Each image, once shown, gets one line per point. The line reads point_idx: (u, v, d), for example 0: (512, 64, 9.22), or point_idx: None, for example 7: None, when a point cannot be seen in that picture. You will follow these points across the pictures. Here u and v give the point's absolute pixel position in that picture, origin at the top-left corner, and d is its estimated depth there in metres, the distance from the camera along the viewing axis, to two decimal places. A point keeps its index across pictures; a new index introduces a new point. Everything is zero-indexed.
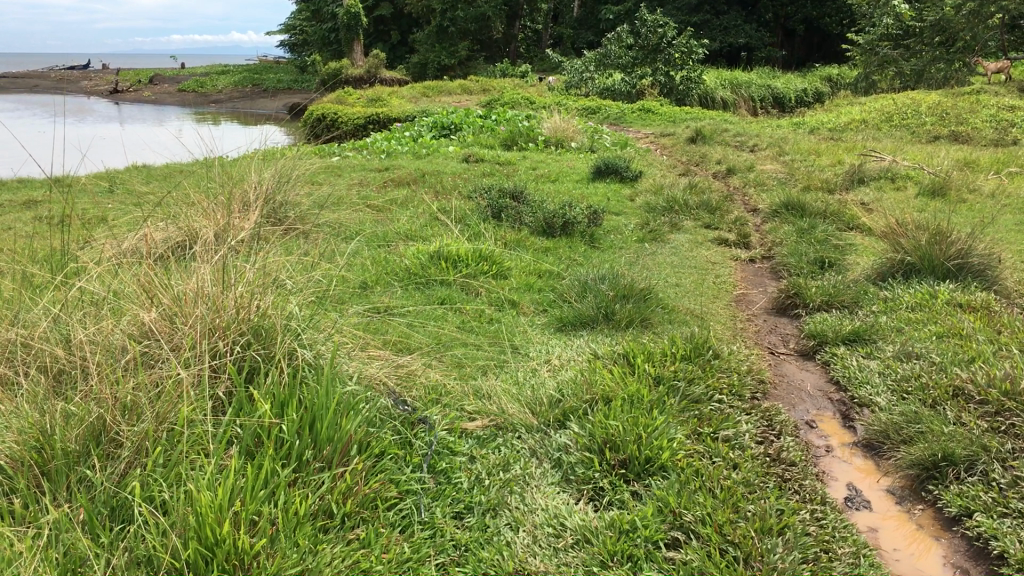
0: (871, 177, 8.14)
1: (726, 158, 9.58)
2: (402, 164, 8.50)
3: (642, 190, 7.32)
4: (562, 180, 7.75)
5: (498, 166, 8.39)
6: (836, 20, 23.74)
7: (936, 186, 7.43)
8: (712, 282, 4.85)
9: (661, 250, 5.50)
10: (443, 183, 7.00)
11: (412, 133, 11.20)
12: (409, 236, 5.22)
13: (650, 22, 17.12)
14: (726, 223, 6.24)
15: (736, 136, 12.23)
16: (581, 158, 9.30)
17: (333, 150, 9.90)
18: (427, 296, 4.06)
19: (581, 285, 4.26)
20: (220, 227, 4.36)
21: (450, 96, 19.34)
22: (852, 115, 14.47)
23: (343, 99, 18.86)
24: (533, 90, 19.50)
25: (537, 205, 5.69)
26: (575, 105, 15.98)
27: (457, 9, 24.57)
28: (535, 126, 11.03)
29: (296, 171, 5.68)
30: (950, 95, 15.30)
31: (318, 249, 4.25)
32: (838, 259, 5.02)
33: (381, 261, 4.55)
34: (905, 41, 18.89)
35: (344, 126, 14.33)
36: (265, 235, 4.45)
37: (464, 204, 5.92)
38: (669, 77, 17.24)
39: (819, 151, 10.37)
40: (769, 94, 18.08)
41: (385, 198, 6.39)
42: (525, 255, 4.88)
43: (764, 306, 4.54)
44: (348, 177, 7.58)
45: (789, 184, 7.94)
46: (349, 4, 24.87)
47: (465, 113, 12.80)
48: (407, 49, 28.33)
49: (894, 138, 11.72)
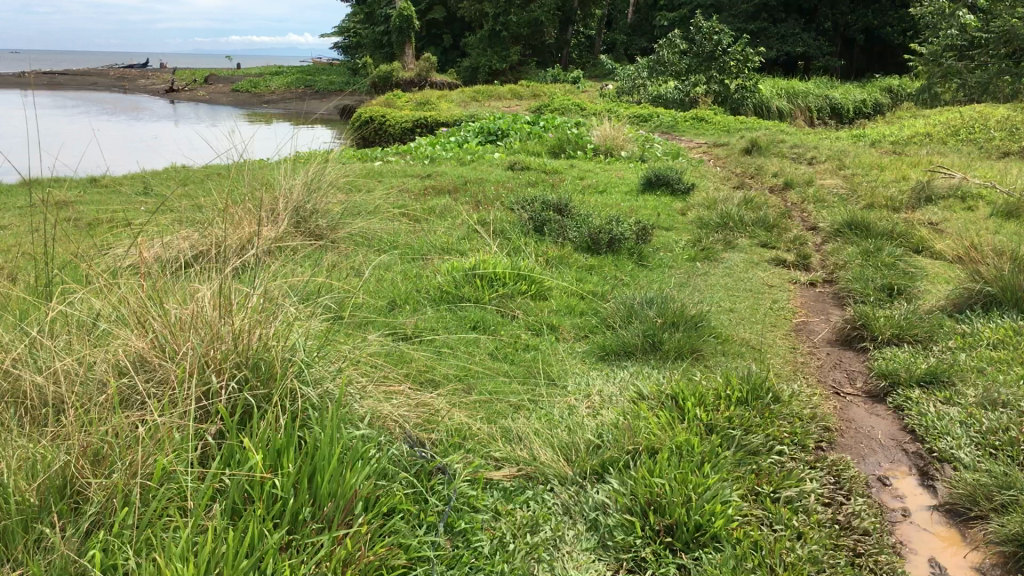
0: (939, 195, 7.67)
1: (784, 172, 9.16)
2: (445, 171, 8.25)
3: (694, 204, 6.96)
4: (610, 191, 7.41)
5: (544, 175, 8.08)
6: (897, 30, 23.03)
7: (1011, 208, 6.96)
8: (768, 308, 4.48)
9: (714, 270, 5.15)
10: (485, 193, 6.72)
11: (458, 138, 10.95)
12: (445, 249, 4.94)
13: (705, 29, 16.69)
14: (784, 242, 5.85)
15: (793, 147, 11.79)
16: (631, 167, 8.97)
17: (376, 155, 9.67)
18: (458, 318, 3.76)
19: (626, 310, 3.94)
20: (241, 240, 4.14)
21: (499, 102, 19.06)
22: (916, 127, 13.93)
23: (393, 101, 18.71)
24: (584, 97, 19.17)
25: (581, 218, 5.37)
26: (627, 112, 15.63)
27: (510, 13, 24.30)
28: (584, 133, 10.71)
29: (329, 177, 5.43)
30: (1020, 109, 14.66)
31: (344, 269, 3.98)
32: (908, 286, 4.62)
33: (412, 278, 4.27)
34: (970, 53, 18.24)
35: (391, 130, 14.14)
36: (289, 250, 4.21)
37: (505, 215, 5.61)
38: (723, 85, 16.79)
39: (881, 165, 9.90)
40: (826, 104, 17.55)
41: (423, 207, 6.11)
42: (567, 274, 4.55)
43: (827, 336, 4.16)
44: (387, 184, 7.33)
45: (852, 201, 7.51)
46: (401, 7, 24.74)
47: (513, 118, 12.53)
48: (459, 53, 28.18)
49: (960, 153, 11.20)
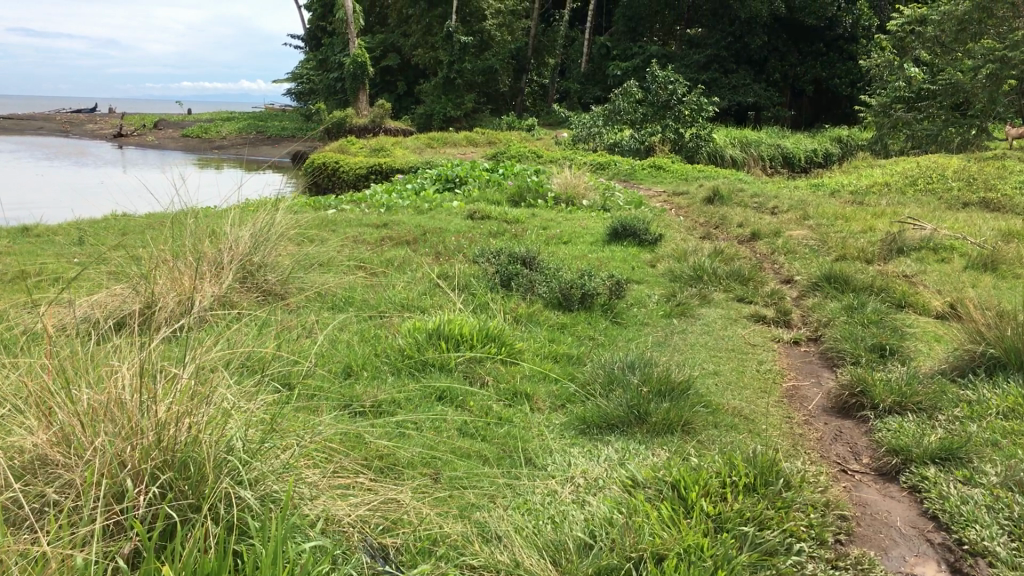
0: (911, 247, 7.48)
1: (749, 221, 8.94)
2: (402, 220, 7.90)
3: (664, 256, 6.67)
4: (575, 242, 7.10)
5: (506, 225, 7.76)
6: (845, 82, 23.37)
7: (985, 261, 6.80)
8: (755, 371, 4.16)
9: (692, 328, 4.84)
10: (445, 244, 6.37)
11: (415, 185, 10.60)
12: (406, 307, 4.56)
13: (660, 78, 16.64)
14: (762, 296, 5.57)
15: (754, 196, 11.63)
16: (593, 217, 8.69)
17: (329, 203, 9.27)
18: (422, 388, 3.38)
19: (606, 376, 3.60)
20: (177, 303, 3.82)
21: (454, 148, 18.82)
22: (873, 177, 13.91)
23: (346, 148, 18.38)
24: (540, 144, 18.97)
25: (551, 271, 5.03)
26: (585, 159, 15.43)
27: (465, 61, 24.17)
28: (545, 181, 10.43)
29: (279, 226, 5.05)
30: (972, 160, 14.78)
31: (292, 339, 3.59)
32: (901, 346, 4.34)
33: (369, 341, 3.88)
34: (919, 105, 18.46)
35: (344, 177, 13.78)
36: (230, 316, 3.88)
37: (468, 268, 5.27)
38: (678, 133, 16.69)
39: (846, 216, 9.73)
40: (778, 153, 17.59)
41: (381, 259, 5.74)
42: (538, 334, 4.20)
43: (822, 404, 3.84)
44: (341, 234, 6.94)
45: (822, 252, 7.30)
46: (355, 54, 24.51)
47: (470, 165, 12.21)
48: (413, 100, 27.99)
49: (920, 203, 11.11)
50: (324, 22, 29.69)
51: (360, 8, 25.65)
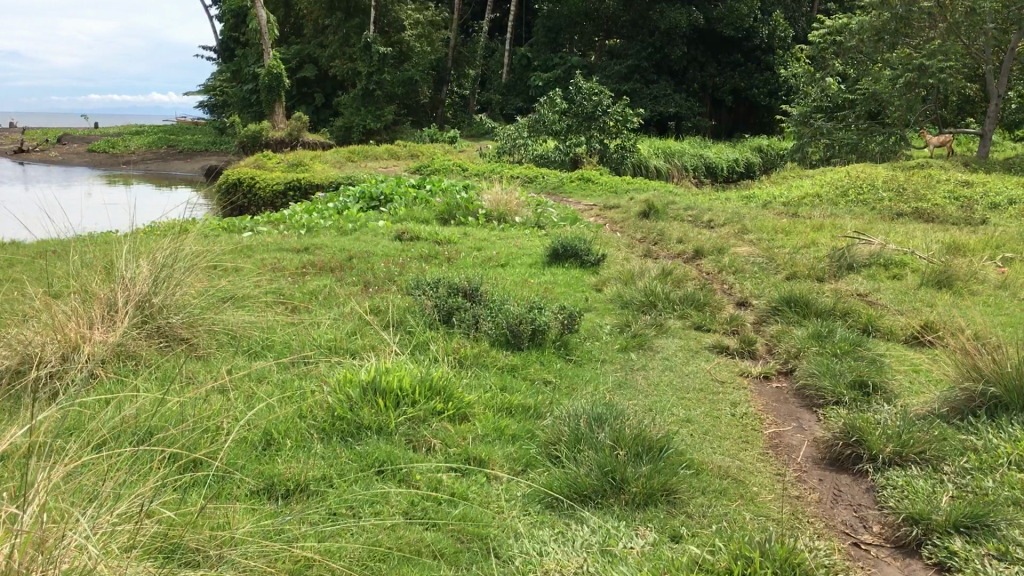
0: (861, 263, 7.17)
1: (689, 238, 8.57)
2: (324, 243, 7.34)
3: (609, 278, 6.22)
4: (512, 265, 6.61)
5: (438, 247, 7.24)
6: (763, 92, 23.48)
7: (940, 277, 6.52)
8: (731, 416, 3.71)
9: (653, 363, 4.39)
10: (375, 272, 5.83)
11: (336, 204, 9.94)
12: (336, 354, 4.03)
13: (585, 88, 16.27)
14: (721, 324, 5.16)
15: (688, 209, 11.30)
16: (528, 235, 8.24)
17: (243, 224, 8.63)
18: (357, 460, 2.85)
19: (571, 434, 3.11)
20: (56, 372, 3.26)
21: (376, 162, 18.22)
22: (804, 188, 13.74)
23: (262, 163, 17.57)
24: (463, 156, 18.45)
25: (495, 305, 4.52)
26: (511, 172, 14.95)
27: (384, 72, 23.51)
28: (474, 197, 9.92)
29: (186, 258, 4.45)
30: (898, 169, 14.78)
31: (201, 418, 3.04)
32: (884, 382, 3.94)
33: (293, 400, 3.32)
34: (838, 114, 18.54)
35: (262, 195, 13.14)
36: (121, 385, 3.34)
37: (402, 301, 4.73)
38: (603, 145, 16.33)
39: (786, 229, 9.46)
40: (702, 164, 17.41)
41: (303, 291, 5.18)
42: (487, 381, 3.69)
43: (811, 456, 3.41)
44: (257, 262, 6.33)
45: (772, 271, 6.96)
46: (269, 65, 23.66)
47: (395, 181, 11.62)
48: (332, 112, 27.18)
49: (855, 215, 10.90)
50: (236, 32, 28.66)
51: (274, 18, 24.79)
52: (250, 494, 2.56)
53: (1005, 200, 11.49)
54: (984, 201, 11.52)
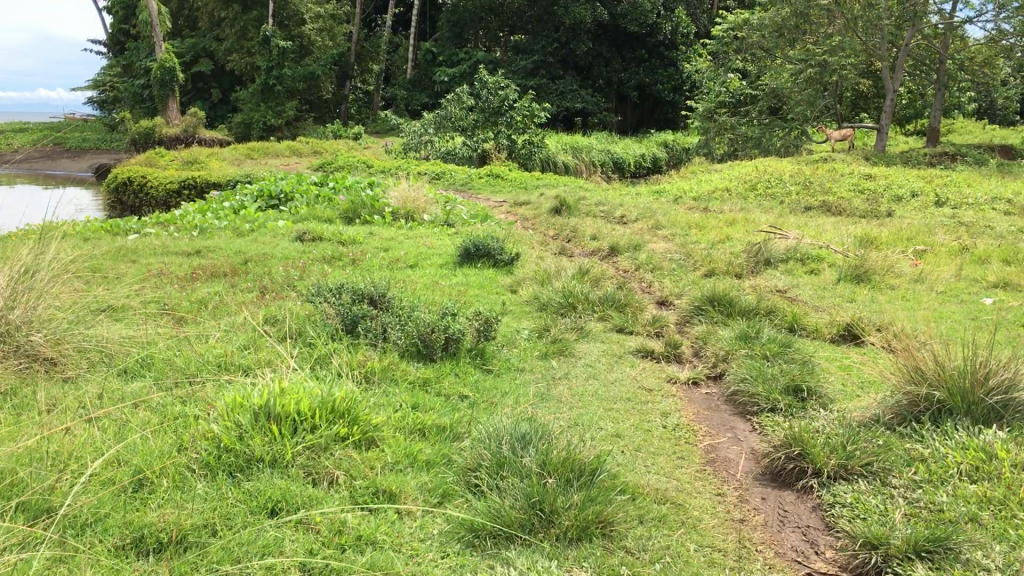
0: (778, 258, 7.04)
1: (602, 234, 8.35)
2: (218, 245, 6.85)
3: (524, 278, 5.92)
4: (421, 266, 6.26)
5: (341, 247, 6.84)
6: (668, 88, 23.60)
7: (858, 271, 6.42)
8: (663, 429, 3.44)
9: (575, 371, 4.10)
10: (273, 277, 5.39)
11: (232, 204, 9.39)
12: (227, 372, 3.62)
13: (491, 83, 15.96)
14: (643, 326, 4.91)
15: (599, 205, 11.09)
16: (436, 234, 7.90)
17: (130, 226, 8.03)
18: (247, 500, 2.47)
19: (494, 458, 2.78)
20: None
21: (277, 159, 17.57)
22: (713, 182, 13.72)
23: (154, 160, 16.73)
24: (368, 153, 17.94)
25: (403, 311, 4.15)
26: (418, 169, 14.53)
27: (284, 67, 22.78)
28: (380, 195, 9.51)
29: (48, 267, 3.97)
30: (803, 163, 14.92)
31: (60, 459, 2.63)
32: (819, 387, 3.73)
33: (174, 431, 2.91)
34: (742, 109, 18.67)
35: (154, 194, 12.44)
36: None
37: (301, 309, 4.33)
38: (511, 140, 16.05)
39: (699, 224, 9.34)
40: (609, 159, 17.30)
41: (191, 299, 4.73)
42: (397, 399, 3.33)
43: (750, 471, 3.15)
44: (142, 269, 5.82)
45: (690, 269, 6.77)
46: (162, 58, 22.64)
47: (296, 178, 11.08)
48: (230, 108, 26.23)
49: (765, 209, 10.87)
50: (126, 25, 27.39)
51: (166, 10, 23.74)
52: (115, 554, 2.18)
53: (908, 192, 11.64)
54: (888, 194, 11.65)
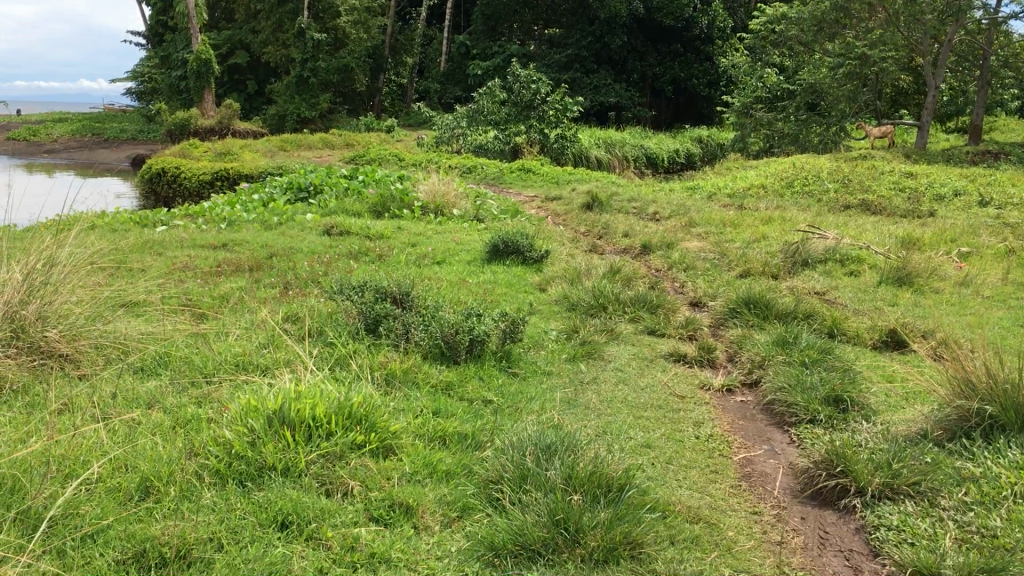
0: (816, 258, 6.83)
1: (635, 231, 8.18)
2: (245, 238, 6.77)
3: (554, 277, 5.77)
4: (449, 263, 6.12)
5: (369, 242, 6.73)
6: (703, 83, 23.30)
7: (900, 274, 6.19)
8: (696, 440, 3.28)
9: (605, 375, 3.95)
10: (298, 272, 5.29)
11: (262, 196, 9.33)
12: (245, 372, 3.51)
13: (524, 76, 15.80)
14: (676, 328, 4.74)
15: (632, 201, 10.91)
16: (465, 229, 7.77)
17: (159, 217, 7.98)
18: (255, 513, 2.35)
19: (517, 471, 2.64)
20: None
21: (309, 151, 17.53)
22: (749, 179, 13.46)
23: (187, 151, 16.76)
24: (399, 146, 17.87)
25: (427, 311, 4.02)
26: (449, 162, 14.42)
27: (318, 59, 22.78)
28: (410, 188, 9.39)
29: (68, 259, 3.88)
30: (841, 160, 14.62)
31: (64, 463, 2.51)
32: (861, 398, 3.55)
33: (184, 435, 2.79)
34: (779, 105, 18.35)
35: (186, 184, 12.42)
36: None
37: (323, 307, 4.21)
38: (543, 134, 15.89)
39: (734, 222, 9.12)
40: (642, 154, 17.07)
41: (212, 295, 4.63)
42: (418, 404, 3.20)
43: (789, 487, 2.98)
44: (167, 262, 5.74)
45: (725, 269, 6.58)
46: (198, 50, 22.71)
47: (327, 171, 11.00)
48: (264, 100, 26.27)
49: (802, 207, 10.63)
50: (164, 16, 27.54)
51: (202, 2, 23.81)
52: (114, 569, 2.06)
53: (950, 191, 11.33)
54: (929, 193, 11.35)
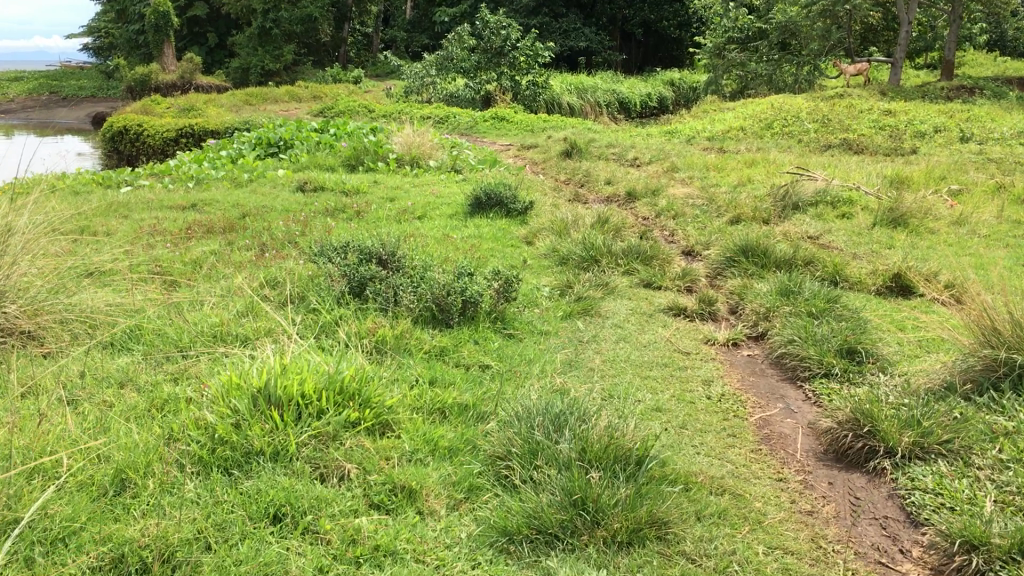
0: (807, 201, 6.65)
1: (618, 178, 7.96)
2: (215, 197, 6.49)
3: (541, 229, 5.55)
4: (430, 217, 5.89)
5: (345, 198, 6.47)
6: (674, 25, 22.91)
7: (895, 216, 6.03)
8: (707, 401, 3.10)
9: (604, 332, 3.76)
10: (273, 232, 5.03)
11: (229, 152, 8.99)
12: (223, 344, 3.27)
13: (494, 21, 15.38)
14: (673, 280, 4.55)
15: (610, 147, 10.66)
16: (444, 181, 7.52)
17: (122, 178, 7.66)
18: (244, 505, 2.14)
19: (526, 446, 2.44)
20: None
21: (276, 104, 17.07)
22: (727, 121, 13.23)
23: (149, 108, 16.24)
24: (368, 97, 17.43)
25: (415, 272, 3.79)
26: (420, 112, 14.06)
27: (280, 9, 22.15)
28: (384, 140, 9.08)
29: (25, 227, 3.59)
30: (817, 99, 14.43)
31: (29, 455, 2.28)
32: (875, 349, 3.38)
33: (162, 418, 2.57)
34: (752, 44, 18.07)
35: (151, 142, 12.01)
36: None
37: (304, 270, 3.97)
38: (514, 82, 15.52)
39: (717, 165, 8.93)
40: (616, 99, 16.79)
41: (182, 260, 4.35)
42: (412, 373, 2.99)
43: (810, 449, 2.82)
44: (134, 224, 5.46)
45: (715, 215, 6.39)
46: (155, 2, 21.99)
47: (297, 124, 10.64)
48: (227, 53, 25.57)
49: (783, 148, 10.44)
50: None
51: None
52: None
53: (930, 128, 11.17)
54: (909, 130, 11.19)
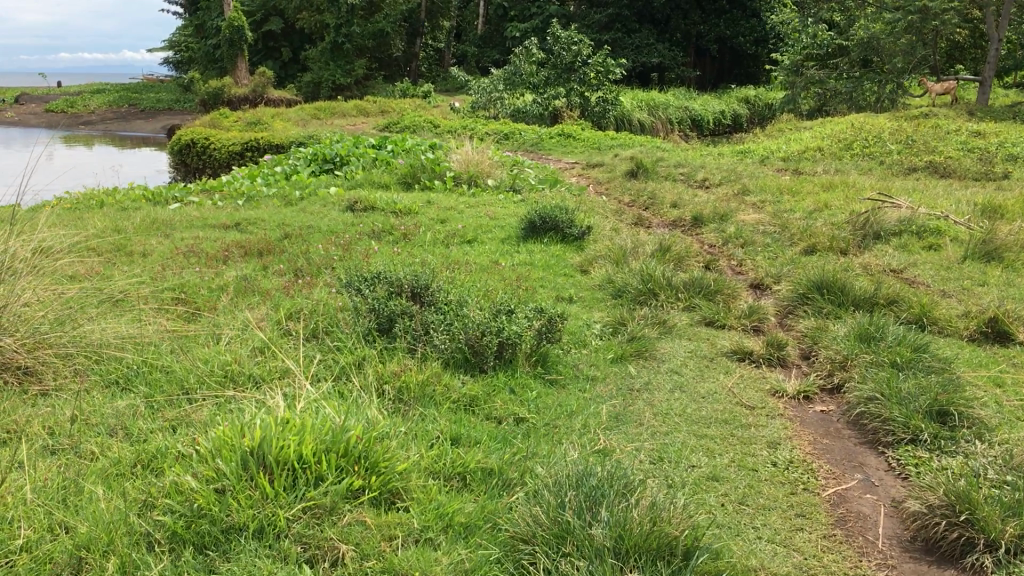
0: (889, 230, 6.14)
1: (684, 201, 7.53)
2: (262, 216, 6.26)
3: (597, 256, 5.17)
4: (480, 241, 5.56)
5: (394, 218, 6.19)
6: (750, 41, 22.28)
7: (988, 249, 5.50)
8: (772, 469, 2.68)
9: (658, 379, 3.36)
10: (311, 256, 4.74)
11: (285, 168, 8.80)
12: (234, 385, 2.97)
13: (564, 37, 15.04)
14: (737, 319, 4.13)
15: (678, 167, 10.21)
16: (501, 201, 7.19)
17: (174, 193, 7.49)
18: None
19: (553, 529, 2.06)
20: None
21: (342, 119, 17.00)
22: (803, 141, 12.66)
23: (218, 122, 16.30)
24: (435, 112, 17.25)
25: (449, 307, 3.45)
26: (485, 128, 13.79)
27: (353, 24, 22.20)
28: (442, 158, 8.79)
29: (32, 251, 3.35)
30: (899, 119, 13.75)
31: None
32: (971, 411, 2.92)
33: (142, 478, 2.27)
34: (831, 61, 17.41)
35: (217, 155, 11.95)
36: None
37: (333, 301, 3.66)
38: (583, 98, 15.14)
39: (792, 188, 8.42)
40: (687, 116, 16.30)
41: (209, 286, 4.09)
42: (433, 428, 2.65)
43: (895, 535, 2.39)
44: (174, 244, 5.24)
45: (787, 244, 5.93)
46: (230, 17, 22.23)
47: (357, 139, 10.44)
48: (300, 67, 25.75)
49: (864, 171, 9.87)
50: None
51: None
52: None
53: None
54: (1000, 153, 10.51)
